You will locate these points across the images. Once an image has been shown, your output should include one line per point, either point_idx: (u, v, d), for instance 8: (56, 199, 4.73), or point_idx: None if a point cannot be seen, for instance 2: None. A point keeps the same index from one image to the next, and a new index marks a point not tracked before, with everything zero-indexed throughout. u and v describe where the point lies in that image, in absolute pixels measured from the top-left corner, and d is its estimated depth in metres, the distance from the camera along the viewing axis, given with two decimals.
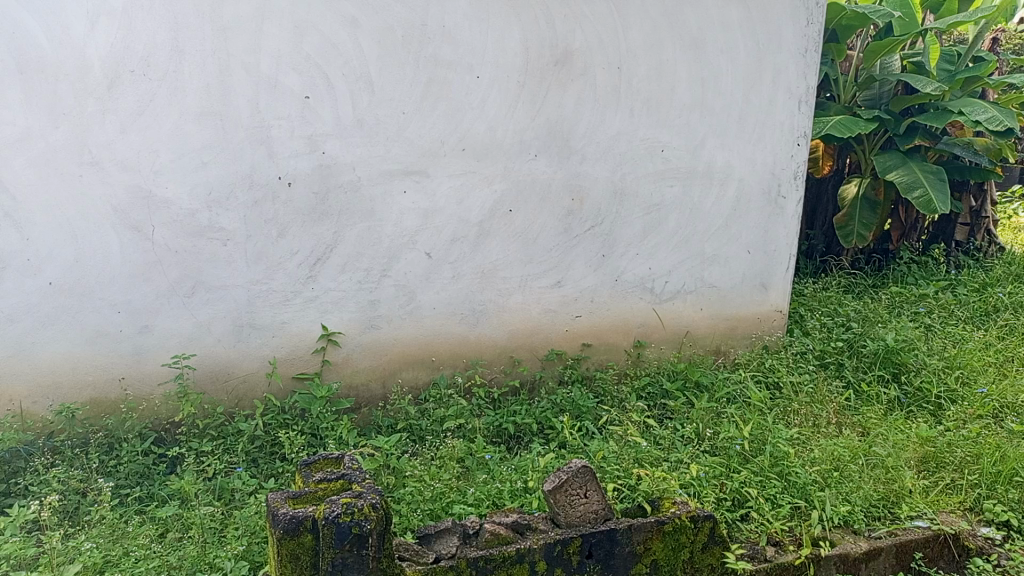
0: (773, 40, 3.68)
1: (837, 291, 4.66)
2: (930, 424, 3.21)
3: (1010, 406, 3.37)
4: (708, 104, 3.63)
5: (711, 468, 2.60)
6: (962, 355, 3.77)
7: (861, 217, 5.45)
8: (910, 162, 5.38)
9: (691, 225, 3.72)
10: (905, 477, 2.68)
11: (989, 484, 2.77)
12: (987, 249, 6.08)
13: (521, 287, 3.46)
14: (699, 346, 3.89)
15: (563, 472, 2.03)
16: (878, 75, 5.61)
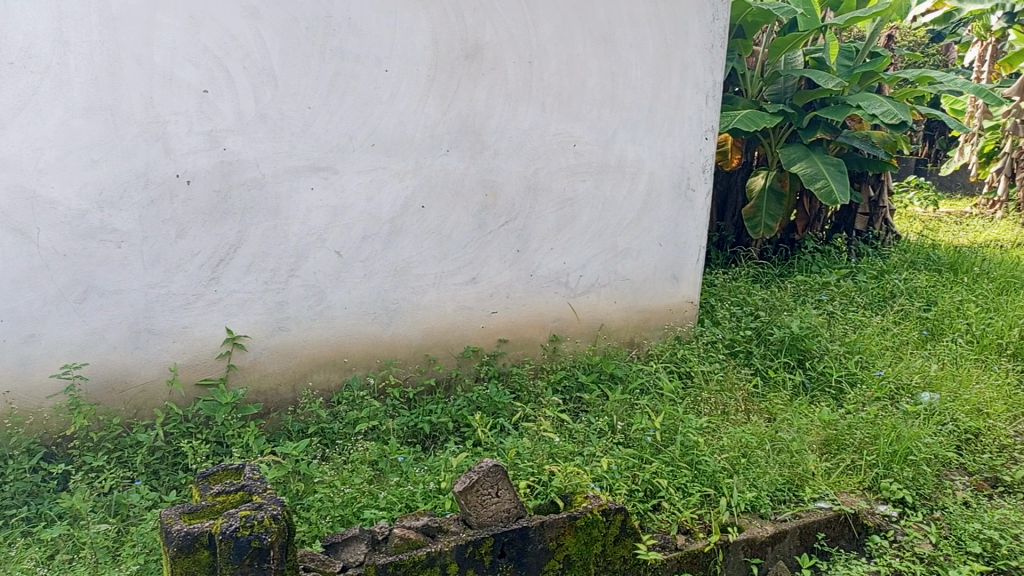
0: (681, 35, 3.74)
1: (746, 281, 4.79)
2: (831, 408, 3.34)
3: (905, 388, 3.55)
4: (618, 99, 3.66)
5: (624, 460, 2.62)
6: (861, 340, 3.95)
7: (768, 208, 5.63)
8: (813, 154, 5.59)
9: (604, 219, 3.75)
10: (808, 461, 2.78)
11: (886, 464, 2.90)
12: (885, 237, 6.38)
13: (435, 285, 3.42)
14: (614, 338, 3.93)
15: (473, 473, 2.00)
16: (782, 70, 5.80)
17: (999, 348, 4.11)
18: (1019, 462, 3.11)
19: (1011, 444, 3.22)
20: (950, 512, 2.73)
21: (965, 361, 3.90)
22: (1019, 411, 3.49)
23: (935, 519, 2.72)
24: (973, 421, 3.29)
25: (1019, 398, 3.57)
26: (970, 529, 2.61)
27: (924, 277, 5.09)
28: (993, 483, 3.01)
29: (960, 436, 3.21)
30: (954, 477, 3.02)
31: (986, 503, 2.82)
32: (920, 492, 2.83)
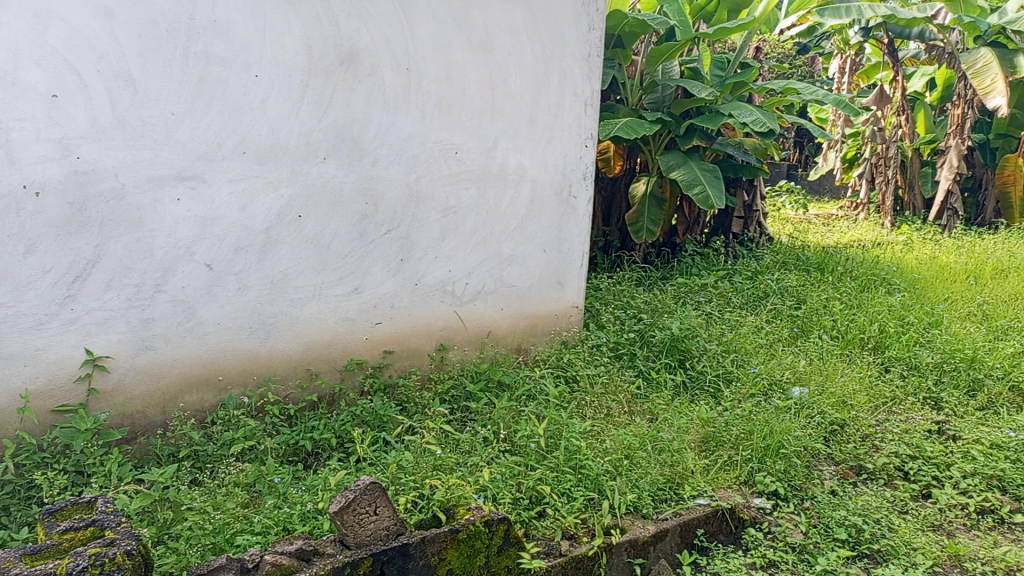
0: (558, 44, 3.81)
1: (629, 285, 4.92)
2: (710, 406, 3.45)
3: (777, 384, 3.73)
4: (499, 107, 3.67)
5: (510, 468, 2.62)
6: (737, 340, 4.11)
7: (650, 213, 5.85)
8: (690, 161, 5.81)
9: (488, 226, 3.74)
10: (687, 460, 2.86)
11: (760, 457, 3.03)
12: (759, 240, 6.71)
13: (315, 296, 3.32)
14: (501, 345, 3.92)
15: (350, 491, 1.93)
16: (660, 79, 6.02)
17: (861, 342, 4.39)
18: (879, 450, 3.32)
19: (872, 433, 3.44)
20: (818, 501, 2.89)
21: (831, 356, 4.14)
22: (878, 402, 3.73)
23: (805, 509, 2.86)
24: (838, 413, 3.49)
25: (879, 389, 3.82)
26: (837, 516, 2.77)
27: (794, 277, 5.37)
28: (856, 471, 3.20)
29: (827, 427, 3.40)
30: (823, 467, 3.19)
31: (850, 490, 3.00)
32: (792, 483, 2.97)
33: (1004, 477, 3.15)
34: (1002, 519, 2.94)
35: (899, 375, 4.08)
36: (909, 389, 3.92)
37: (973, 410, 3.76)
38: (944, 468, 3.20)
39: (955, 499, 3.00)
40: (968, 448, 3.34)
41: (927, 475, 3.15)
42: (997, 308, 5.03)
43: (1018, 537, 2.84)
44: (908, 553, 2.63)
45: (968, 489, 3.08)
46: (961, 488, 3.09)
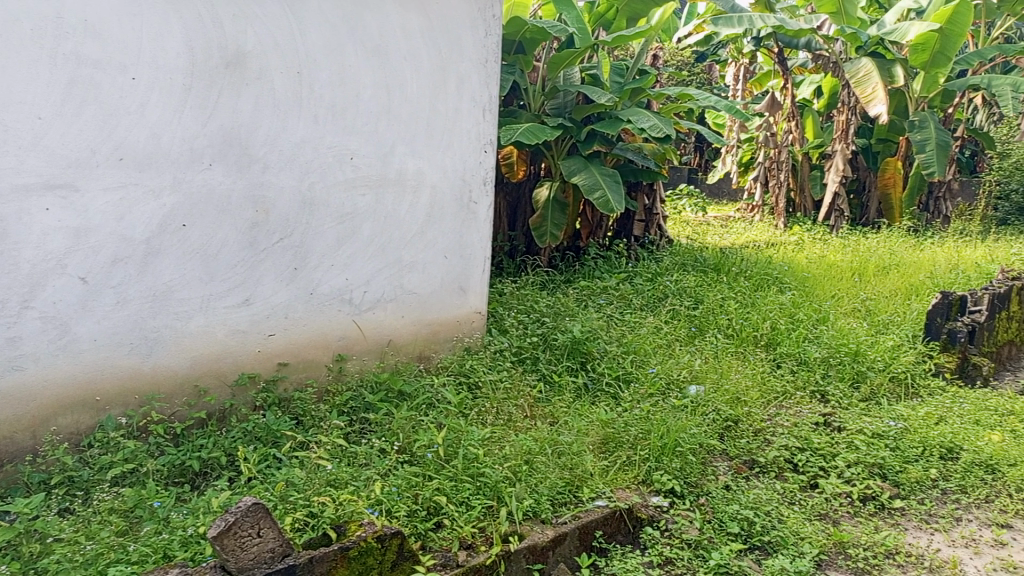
0: (454, 49, 3.79)
1: (532, 289, 4.94)
2: (609, 407, 3.50)
3: (674, 383, 3.82)
4: (395, 112, 3.62)
5: (407, 480, 2.57)
6: (637, 341, 4.19)
7: (553, 218, 5.90)
8: (591, 166, 5.91)
9: (386, 233, 3.67)
10: (585, 462, 2.88)
11: (657, 456, 3.09)
12: (659, 242, 6.88)
13: (203, 308, 3.17)
14: (402, 353, 3.85)
15: (231, 514, 1.84)
16: (561, 85, 6.09)
17: (754, 340, 4.55)
18: (771, 443, 3.44)
19: (763, 428, 3.56)
20: (712, 497, 2.96)
21: (725, 354, 4.27)
22: (770, 396, 3.87)
23: (700, 505, 2.93)
24: (731, 409, 3.60)
25: (771, 385, 3.97)
26: (730, 511, 2.84)
27: (692, 278, 5.52)
28: (750, 465, 3.30)
29: (721, 424, 3.50)
30: (718, 463, 3.28)
31: (744, 485, 3.09)
32: (688, 480, 3.04)
33: (884, 464, 3.32)
34: (883, 504, 3.10)
35: (790, 370, 4.26)
36: (799, 383, 4.10)
37: (856, 402, 3.97)
38: (830, 458, 3.35)
39: (840, 488, 3.14)
40: (852, 438, 3.51)
41: (814, 466, 3.29)
42: (879, 303, 5.31)
43: (897, 521, 3.00)
44: (796, 543, 2.72)
45: (852, 478, 3.23)
46: (845, 476, 3.23)
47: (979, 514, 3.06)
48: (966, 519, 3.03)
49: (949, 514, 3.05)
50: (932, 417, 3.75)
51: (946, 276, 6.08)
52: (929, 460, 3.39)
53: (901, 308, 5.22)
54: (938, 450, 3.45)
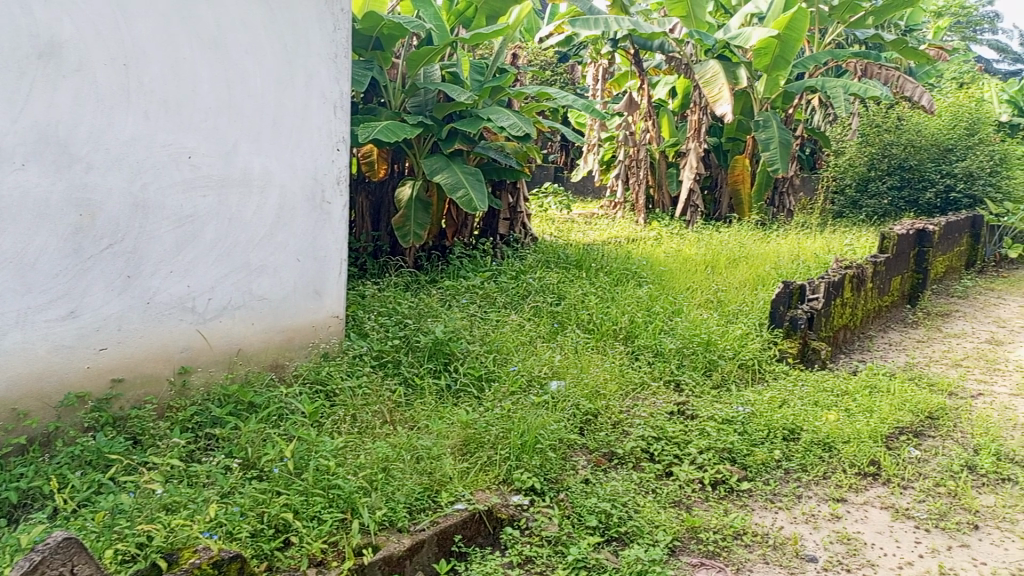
0: (301, 43, 3.64)
1: (394, 291, 4.85)
2: (471, 407, 3.47)
3: (535, 379, 3.84)
4: (237, 108, 3.42)
5: (253, 498, 2.43)
6: (499, 339, 4.19)
7: (416, 217, 5.81)
8: (453, 164, 5.87)
9: (231, 236, 3.47)
10: (444, 466, 2.82)
11: (517, 455, 3.08)
12: (524, 240, 6.96)
13: (20, 324, 2.86)
14: (253, 363, 3.65)
15: (36, 553, 1.66)
16: (421, 82, 6.01)
17: (614, 333, 4.68)
18: (628, 434, 3.53)
19: (621, 419, 3.65)
20: (571, 492, 2.98)
21: (585, 348, 4.35)
22: (627, 388, 3.98)
23: (559, 501, 2.94)
24: (590, 403, 3.67)
25: (629, 376, 4.08)
26: (588, 505, 2.88)
27: (554, 275, 5.60)
28: (609, 457, 3.35)
29: (581, 419, 3.56)
30: (578, 456, 3.32)
31: (602, 477, 3.14)
32: (548, 476, 3.06)
33: (733, 449, 3.48)
34: (731, 487, 3.23)
35: (647, 361, 4.40)
36: (654, 373, 4.24)
37: (708, 389, 4.14)
38: (683, 446, 3.47)
39: (692, 474, 3.25)
40: (703, 425, 3.66)
41: (669, 454, 3.39)
42: (729, 294, 5.59)
43: (745, 503, 3.14)
44: (651, 531, 2.79)
45: (704, 464, 3.36)
46: (697, 463, 3.35)
47: (818, 490, 3.26)
48: (806, 496, 3.22)
49: (791, 492, 3.23)
50: (776, 400, 3.98)
51: (788, 267, 6.48)
52: (774, 442, 3.58)
53: (749, 298, 5.51)
54: (781, 432, 3.65)
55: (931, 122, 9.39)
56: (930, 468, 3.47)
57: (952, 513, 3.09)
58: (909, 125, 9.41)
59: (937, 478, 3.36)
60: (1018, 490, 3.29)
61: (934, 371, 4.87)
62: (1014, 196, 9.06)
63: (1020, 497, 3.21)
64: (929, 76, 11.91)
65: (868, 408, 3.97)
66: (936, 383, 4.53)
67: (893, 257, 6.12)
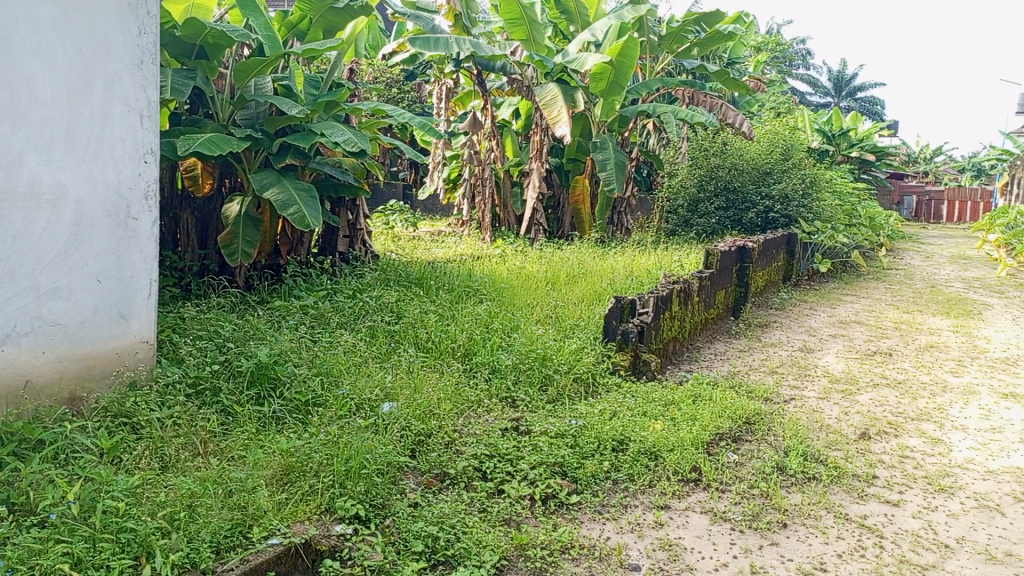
0: (100, 46, 3.36)
1: (217, 312, 4.57)
2: (294, 434, 3.29)
3: (367, 402, 3.72)
4: (22, 114, 3.08)
5: (27, 549, 2.17)
6: (329, 361, 4.03)
7: (245, 234, 5.52)
8: (284, 179, 5.64)
9: (16, 255, 3.10)
10: (259, 499, 2.64)
11: (341, 482, 2.94)
12: (364, 257, 6.80)
13: None
14: (45, 396, 3.26)
15: None
16: (250, 94, 5.75)
17: (451, 351, 4.62)
18: (461, 453, 3.47)
19: (454, 439, 3.59)
20: (398, 517, 2.87)
21: (420, 367, 4.28)
22: (462, 407, 3.93)
23: (384, 528, 2.81)
24: (422, 424, 3.60)
25: (464, 394, 4.05)
26: (414, 529, 2.78)
27: (392, 294, 5.49)
28: (440, 478, 3.28)
29: (412, 440, 3.48)
30: (407, 479, 3.22)
31: (431, 500, 3.05)
32: (373, 503, 2.93)
33: (564, 462, 3.51)
34: (561, 501, 3.24)
35: (483, 379, 4.38)
36: (490, 391, 4.22)
37: (542, 404, 4.18)
38: (515, 462, 3.46)
39: (521, 490, 3.23)
40: (535, 440, 3.67)
41: (501, 472, 3.37)
42: (567, 309, 5.70)
43: (574, 516, 3.15)
44: (477, 552, 2.73)
45: (535, 479, 3.35)
46: (529, 479, 3.34)
47: (643, 499, 3.34)
48: (632, 506, 3.28)
49: (618, 503, 3.28)
50: (606, 413, 4.07)
51: (623, 283, 6.71)
52: (603, 453, 3.64)
53: (585, 313, 5.63)
54: (610, 443, 3.73)
55: (751, 147, 10.12)
56: (745, 471, 3.65)
57: (764, 513, 3.26)
58: (732, 149, 10.11)
59: (751, 481, 3.54)
60: (822, 487, 3.54)
61: (753, 379, 5.18)
62: (822, 216, 9.94)
63: (823, 494, 3.44)
64: (749, 106, 12.86)
65: (691, 417, 4.15)
66: (754, 390, 4.82)
67: (717, 272, 6.49)
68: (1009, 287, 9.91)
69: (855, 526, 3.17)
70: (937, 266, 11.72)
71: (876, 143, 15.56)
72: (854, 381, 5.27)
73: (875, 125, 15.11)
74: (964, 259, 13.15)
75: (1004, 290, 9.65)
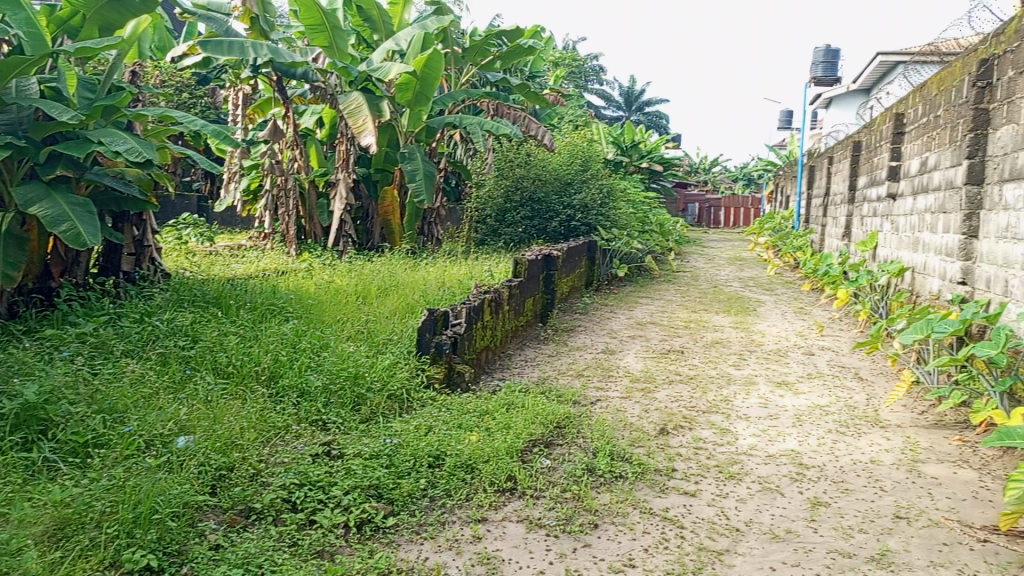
0: None
1: None
2: (71, 481, 2.94)
3: (158, 438, 3.41)
4: None
5: None
6: (113, 396, 3.66)
7: (7, 255, 4.87)
8: (55, 193, 5.05)
9: None
10: (25, 562, 2.33)
11: (128, 531, 2.65)
12: (153, 276, 6.26)
13: None
14: None
15: None
16: (11, 97, 5.08)
17: (255, 375, 4.36)
18: (268, 486, 3.27)
19: (260, 470, 3.38)
20: (196, 563, 2.63)
21: (219, 395, 3.99)
22: (267, 435, 3.72)
23: None
24: (223, 458, 3.35)
25: (270, 421, 3.83)
26: None
27: (186, 316, 5.10)
28: (245, 515, 3.07)
29: (212, 476, 3.23)
30: (207, 520, 2.97)
31: (235, 540, 2.83)
32: (168, 550, 2.67)
33: (379, 485, 3.41)
34: (378, 526, 3.14)
35: (291, 403, 4.15)
36: (299, 415, 4.02)
37: (354, 425, 4.05)
38: (327, 489, 3.31)
39: (335, 519, 3.09)
40: (348, 464, 3.54)
41: (312, 501, 3.20)
42: (378, 324, 5.58)
43: (391, 539, 3.06)
44: None
45: (349, 505, 3.22)
46: (343, 505, 3.21)
47: (460, 514, 3.32)
48: (450, 522, 3.25)
49: (436, 520, 3.23)
50: (422, 428, 4.02)
51: (435, 294, 6.67)
52: (419, 471, 3.59)
53: (397, 327, 5.54)
54: (426, 460, 3.68)
55: (553, 158, 10.52)
56: (557, 476, 3.76)
57: (576, 516, 3.36)
58: (535, 161, 10.46)
59: (563, 485, 3.64)
60: (628, 484, 3.71)
61: (562, 383, 5.36)
62: (618, 224, 10.56)
63: (629, 491, 3.62)
64: (550, 118, 13.38)
65: (505, 426, 4.20)
66: (563, 394, 4.99)
67: (525, 280, 6.64)
68: (778, 284, 11.08)
69: (658, 520, 3.35)
70: (718, 267, 12.86)
71: (663, 155, 16.81)
72: (653, 379, 5.62)
73: (662, 138, 16.31)
74: (740, 260, 14.53)
75: (773, 287, 10.77)
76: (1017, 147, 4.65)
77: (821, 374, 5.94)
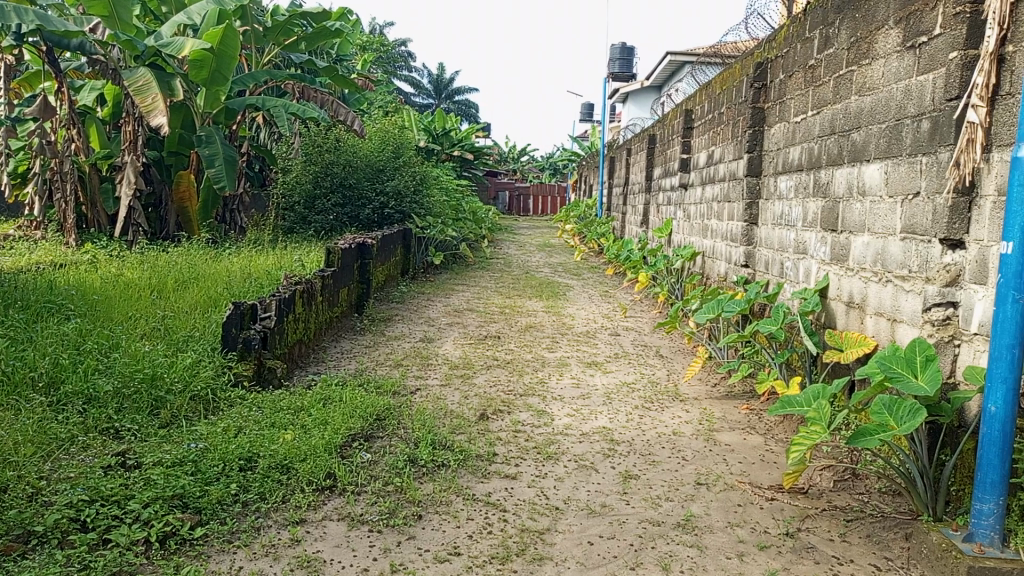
0: None
1: None
2: None
3: None
4: None
5: None
6: None
7: None
8: None
9: None
10: None
11: None
12: None
13: None
14: None
15: None
16: None
17: (30, 383, 3.87)
18: (51, 505, 2.92)
19: (41, 488, 3.01)
20: None
21: None
22: (48, 448, 3.32)
23: None
24: None
25: (51, 433, 3.42)
26: None
27: None
28: (24, 540, 2.71)
29: None
30: None
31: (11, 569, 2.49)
32: None
33: (184, 494, 3.15)
34: (184, 538, 2.89)
35: (76, 412, 3.73)
36: (86, 424, 3.62)
37: (154, 430, 3.71)
38: (123, 503, 3.00)
39: (133, 535, 2.81)
40: (147, 474, 3.24)
41: (105, 517, 2.89)
42: (177, 320, 5.16)
43: (199, 552, 2.83)
44: None
45: (150, 518, 2.94)
46: (142, 519, 2.93)
47: (276, 518, 3.14)
48: (265, 527, 3.07)
49: (250, 526, 3.04)
50: (230, 430, 3.76)
51: (241, 286, 6.28)
52: (229, 475, 3.36)
53: (200, 322, 5.15)
54: (236, 463, 3.46)
55: (363, 145, 10.27)
56: (379, 469, 3.67)
57: (399, 509, 3.30)
58: (345, 147, 10.15)
59: (386, 478, 3.57)
60: (451, 472, 3.72)
61: (380, 374, 5.26)
62: (432, 212, 10.52)
63: (452, 479, 3.62)
64: (359, 103, 13.06)
65: (321, 422, 4.04)
66: (381, 386, 4.89)
67: (338, 270, 6.43)
68: (584, 270, 11.61)
69: (481, 505, 3.38)
70: (529, 254, 13.24)
71: (474, 143, 16.99)
72: (471, 365, 5.68)
73: (473, 127, 16.48)
74: (548, 247, 15.06)
75: (580, 272, 11.26)
76: (788, 142, 5.17)
77: (627, 354, 6.30)
